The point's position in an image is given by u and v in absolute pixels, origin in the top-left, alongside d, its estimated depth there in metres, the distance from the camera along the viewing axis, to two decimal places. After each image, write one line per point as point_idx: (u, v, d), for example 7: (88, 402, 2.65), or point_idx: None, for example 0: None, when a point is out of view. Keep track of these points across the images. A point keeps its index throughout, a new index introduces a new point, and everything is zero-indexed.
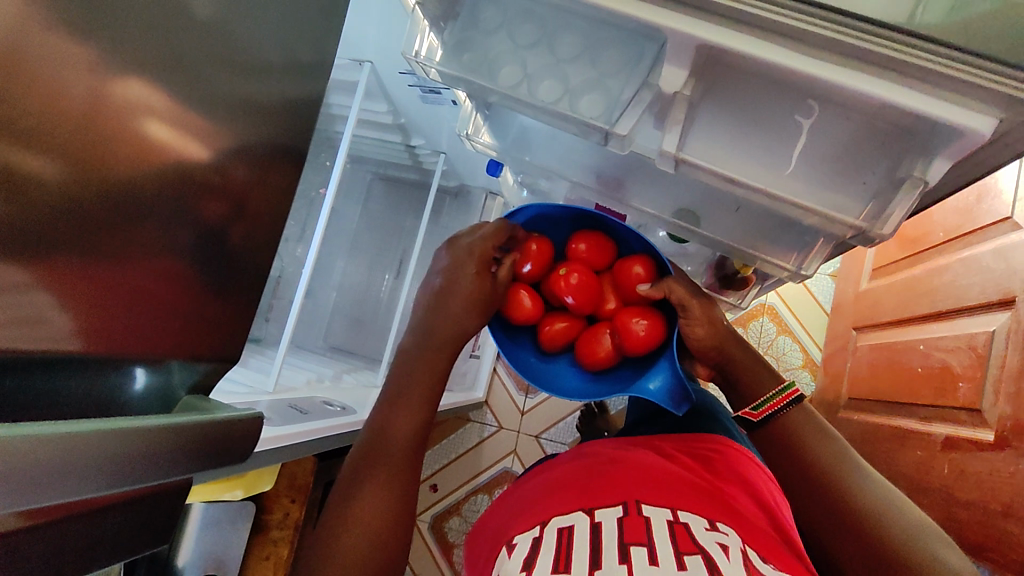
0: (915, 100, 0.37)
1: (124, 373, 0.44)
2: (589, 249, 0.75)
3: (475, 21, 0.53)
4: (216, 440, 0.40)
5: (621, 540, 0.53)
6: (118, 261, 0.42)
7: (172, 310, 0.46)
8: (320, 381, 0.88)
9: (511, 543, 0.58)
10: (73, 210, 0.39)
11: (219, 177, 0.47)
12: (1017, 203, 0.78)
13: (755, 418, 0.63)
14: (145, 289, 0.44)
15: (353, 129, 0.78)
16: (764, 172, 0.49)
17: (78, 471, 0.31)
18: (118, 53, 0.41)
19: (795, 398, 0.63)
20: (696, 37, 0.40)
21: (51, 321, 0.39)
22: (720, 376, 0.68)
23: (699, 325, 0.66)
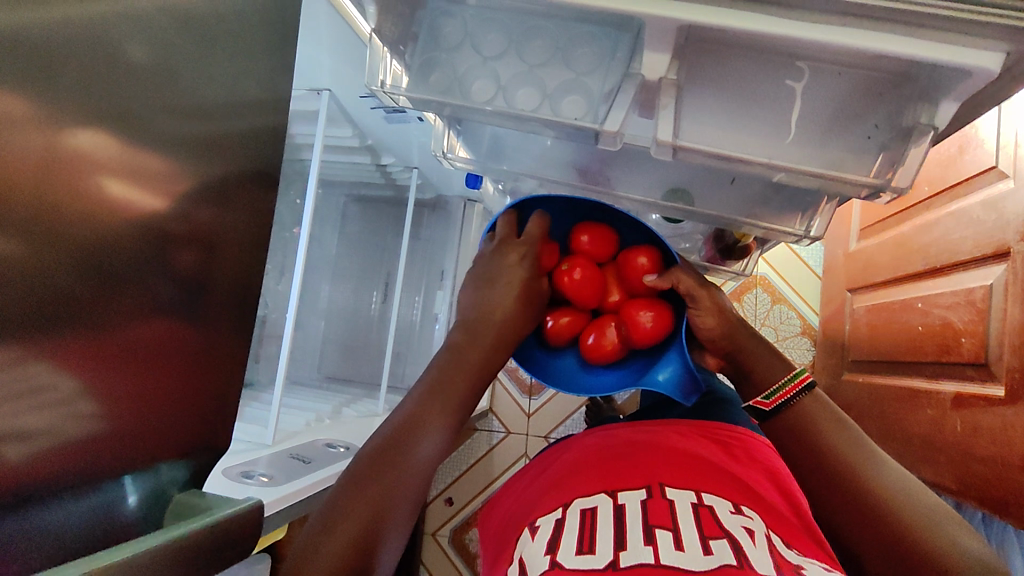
0: (937, 54, 0.34)
1: (114, 488, 0.39)
2: (592, 241, 0.72)
3: (436, 38, 0.47)
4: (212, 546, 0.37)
5: (645, 522, 0.52)
6: (111, 330, 0.37)
7: (173, 376, 0.42)
8: (320, 420, 0.86)
9: (533, 525, 0.56)
10: (54, 286, 0.33)
11: (188, 223, 0.42)
12: (1001, 152, 0.77)
13: (767, 408, 0.62)
14: (145, 354, 0.40)
15: (320, 159, 0.75)
16: (761, 145, 0.44)
17: None
18: (57, 99, 0.33)
19: (806, 384, 0.62)
20: (675, 20, 0.37)
21: (57, 386, 0.34)
22: (731, 367, 0.67)
23: (709, 315, 0.65)
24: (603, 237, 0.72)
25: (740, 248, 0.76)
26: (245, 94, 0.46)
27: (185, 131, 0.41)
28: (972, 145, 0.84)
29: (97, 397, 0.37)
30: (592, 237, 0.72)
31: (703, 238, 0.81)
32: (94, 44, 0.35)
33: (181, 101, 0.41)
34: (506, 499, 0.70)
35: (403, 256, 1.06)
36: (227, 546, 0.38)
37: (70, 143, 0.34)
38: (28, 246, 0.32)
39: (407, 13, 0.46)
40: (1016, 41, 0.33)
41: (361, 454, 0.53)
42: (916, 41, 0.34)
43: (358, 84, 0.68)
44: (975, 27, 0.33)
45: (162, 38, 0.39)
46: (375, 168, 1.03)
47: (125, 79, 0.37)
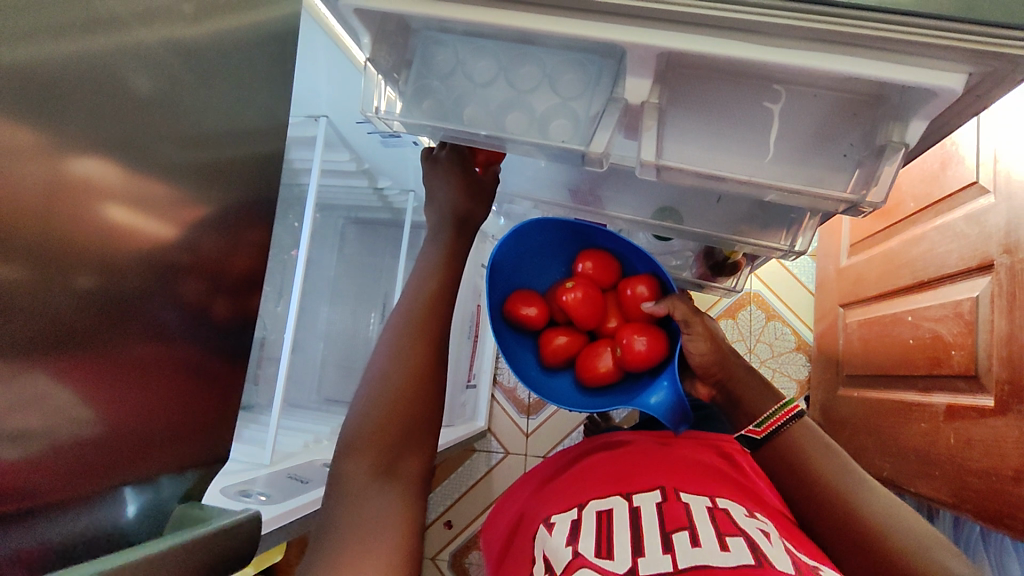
0: (902, 75, 0.35)
1: (115, 498, 0.38)
2: (596, 266, 0.75)
3: (429, 65, 0.49)
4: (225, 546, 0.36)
5: (662, 528, 0.52)
6: (110, 349, 0.38)
7: (170, 393, 0.42)
8: (319, 441, 0.86)
9: (550, 523, 0.58)
10: (48, 312, 0.34)
11: (192, 254, 0.44)
12: (981, 167, 0.79)
13: (758, 435, 0.66)
14: (142, 379, 0.40)
15: (318, 183, 0.77)
16: (743, 162, 0.45)
17: None
18: (59, 131, 0.34)
19: (796, 413, 0.65)
20: (653, 46, 0.38)
21: (57, 397, 0.35)
22: (723, 395, 0.69)
23: (701, 340, 0.67)
24: (607, 266, 0.75)
25: (729, 265, 0.78)
26: (243, 121, 0.47)
27: (186, 157, 0.43)
28: (953, 162, 0.86)
29: (94, 415, 0.37)
30: (596, 264, 0.75)
31: (694, 255, 0.82)
32: (98, 77, 0.37)
33: (180, 130, 0.42)
34: (520, 506, 0.71)
35: (400, 277, 1.08)
36: (220, 556, 0.35)
37: (75, 174, 0.35)
38: (30, 271, 0.33)
39: (400, 40, 0.48)
40: (975, 65, 0.35)
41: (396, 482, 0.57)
42: (887, 60, 0.35)
43: (355, 110, 0.70)
44: (935, 51, 0.34)
45: (164, 69, 0.41)
46: (372, 191, 1.05)
47: (128, 103, 0.39)
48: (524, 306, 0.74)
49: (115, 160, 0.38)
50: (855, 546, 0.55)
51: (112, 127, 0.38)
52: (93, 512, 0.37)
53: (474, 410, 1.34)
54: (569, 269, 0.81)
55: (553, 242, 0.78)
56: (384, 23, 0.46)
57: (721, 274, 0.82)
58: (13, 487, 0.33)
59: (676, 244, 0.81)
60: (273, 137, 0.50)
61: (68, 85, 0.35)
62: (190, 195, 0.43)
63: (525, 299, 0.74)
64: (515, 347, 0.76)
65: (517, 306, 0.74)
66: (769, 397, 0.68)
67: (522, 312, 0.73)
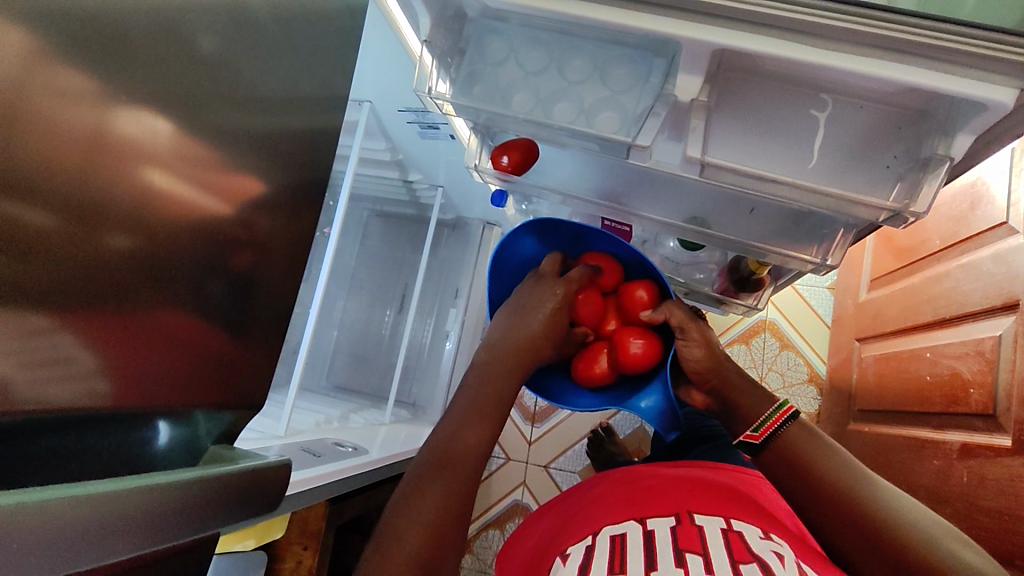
0: (957, 87, 0.36)
1: (148, 427, 0.41)
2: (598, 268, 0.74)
3: (482, 53, 0.51)
4: (246, 487, 0.38)
5: (675, 547, 0.52)
6: (146, 303, 0.39)
7: (201, 357, 0.43)
8: (329, 423, 0.86)
9: (564, 553, 0.56)
10: (85, 264, 0.35)
11: (245, 230, 0.45)
12: (1011, 208, 0.80)
13: (757, 440, 0.62)
14: (161, 350, 0.41)
15: (355, 167, 0.78)
16: (785, 168, 0.46)
17: (119, 528, 0.30)
18: (122, 85, 0.37)
19: (790, 414, 0.63)
20: (711, 43, 0.39)
21: (77, 359, 0.36)
22: (717, 403, 0.68)
23: (696, 347, 0.67)
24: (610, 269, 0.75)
25: (753, 281, 0.79)
26: (301, 90, 0.49)
27: (243, 120, 0.44)
28: (984, 202, 0.86)
29: (110, 387, 0.38)
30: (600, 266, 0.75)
31: (717, 268, 0.84)
32: (167, 32, 0.39)
33: (238, 89, 0.44)
34: (533, 529, 0.70)
35: (422, 270, 1.09)
36: (243, 490, 0.38)
37: (123, 128, 0.37)
38: (64, 222, 0.34)
39: (456, 27, 0.50)
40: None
41: (418, 461, 0.58)
42: (931, 69, 0.37)
43: (399, 98, 0.71)
44: (983, 62, 0.36)
45: (230, 27, 0.42)
46: (402, 184, 1.05)
47: (193, 59, 0.41)
48: None
49: (173, 117, 0.40)
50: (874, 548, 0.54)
51: (173, 85, 0.40)
52: (118, 450, 0.39)
53: None
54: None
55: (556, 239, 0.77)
56: (444, 8, 0.48)
57: (743, 290, 0.82)
58: (30, 427, 0.34)
59: (701, 254, 0.83)
60: (325, 107, 0.51)
61: (136, 39, 0.37)
62: (242, 159, 0.45)
63: None
64: None
65: None
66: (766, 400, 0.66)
67: None
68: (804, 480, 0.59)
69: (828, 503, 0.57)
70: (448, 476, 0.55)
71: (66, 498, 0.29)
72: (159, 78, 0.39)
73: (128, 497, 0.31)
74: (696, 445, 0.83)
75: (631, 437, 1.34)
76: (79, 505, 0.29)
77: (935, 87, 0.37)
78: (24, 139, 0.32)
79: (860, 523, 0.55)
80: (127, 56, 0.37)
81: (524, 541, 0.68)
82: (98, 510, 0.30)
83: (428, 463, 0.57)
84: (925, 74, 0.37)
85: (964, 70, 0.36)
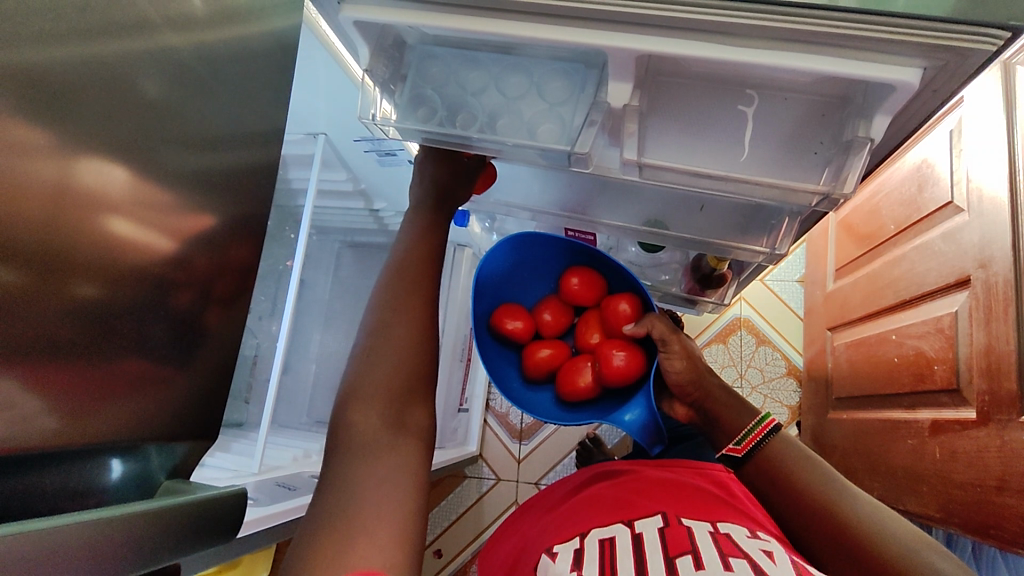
0: (869, 70, 0.38)
1: (99, 463, 0.41)
2: (581, 284, 0.76)
3: (423, 77, 0.52)
4: (200, 518, 0.39)
5: (665, 551, 0.51)
6: (105, 350, 0.40)
7: (150, 389, 0.43)
8: (308, 456, 0.85)
9: (551, 552, 0.55)
10: (45, 315, 0.37)
11: (183, 268, 0.45)
12: (955, 187, 0.83)
13: (739, 453, 0.65)
14: (113, 391, 0.41)
15: (314, 198, 0.79)
16: (720, 161, 0.48)
17: (58, 564, 0.31)
18: (72, 135, 0.38)
19: (773, 427, 0.65)
20: (636, 49, 0.41)
21: (19, 406, 0.36)
22: (700, 415, 0.71)
23: (678, 359, 0.69)
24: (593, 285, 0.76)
25: (717, 278, 0.80)
26: (248, 125, 0.50)
27: (188, 160, 0.45)
28: (930, 183, 0.89)
29: (59, 434, 0.38)
30: (582, 281, 0.76)
31: (682, 268, 0.85)
32: (106, 77, 0.40)
33: (182, 129, 0.44)
34: (511, 534, 0.70)
35: None
36: (202, 519, 0.39)
37: (82, 183, 0.38)
38: (29, 275, 0.36)
39: (396, 55, 0.51)
40: (928, 59, 0.38)
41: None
42: (838, 55, 0.39)
43: (352, 128, 0.72)
44: (887, 46, 0.38)
45: (167, 69, 0.43)
46: (368, 213, 1.06)
47: (132, 101, 0.41)
48: (511, 319, 0.75)
49: (126, 164, 0.41)
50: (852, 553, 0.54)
51: (115, 128, 0.40)
52: (69, 488, 0.39)
53: (467, 433, 1.33)
54: (556, 283, 0.82)
55: (542, 258, 0.79)
56: (382, 38, 0.49)
57: (708, 287, 0.84)
58: None
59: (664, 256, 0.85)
60: (271, 140, 0.52)
61: (78, 85, 0.38)
62: (189, 197, 0.45)
63: (511, 312, 0.75)
64: (498, 361, 0.77)
65: (503, 319, 0.75)
66: (747, 413, 0.68)
67: (507, 325, 0.75)
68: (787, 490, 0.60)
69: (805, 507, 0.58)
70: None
71: (36, 529, 0.30)
72: (101, 125, 0.39)
73: (75, 529, 0.32)
74: (675, 445, 0.85)
75: (618, 447, 1.34)
76: (16, 539, 0.29)
77: (846, 72, 0.39)
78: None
79: (834, 528, 0.56)
80: (64, 103, 0.37)
81: (502, 545, 0.68)
82: (39, 546, 0.30)
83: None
84: (836, 61, 0.39)
85: (871, 54, 0.38)
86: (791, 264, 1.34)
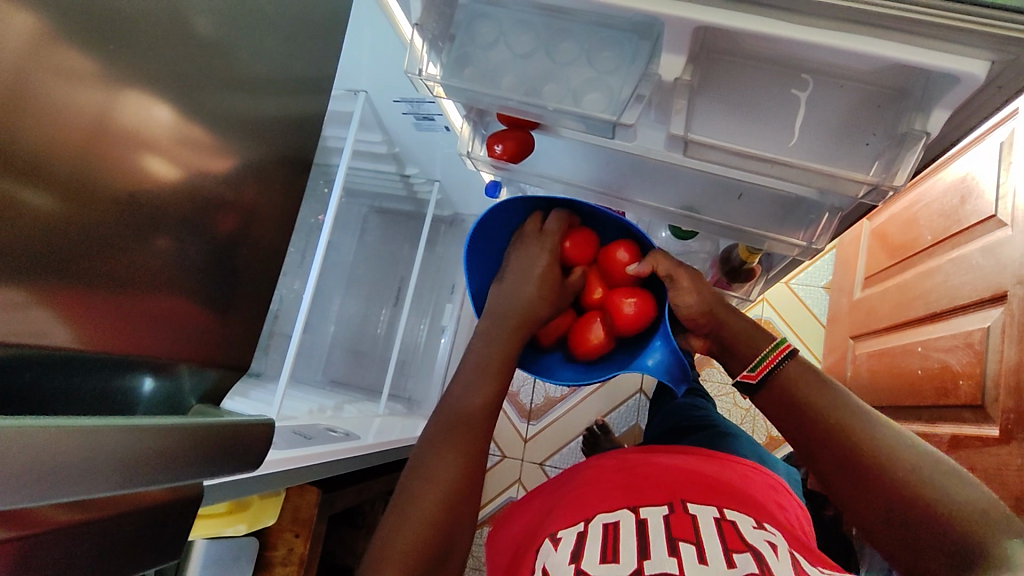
0: (934, 59, 0.38)
1: (133, 377, 0.43)
2: (573, 244, 0.69)
3: (471, 37, 0.51)
4: (227, 440, 0.41)
5: (668, 535, 0.51)
6: (134, 282, 0.40)
7: (184, 322, 0.44)
8: (323, 411, 0.86)
9: (555, 537, 0.55)
10: (75, 233, 0.37)
11: (222, 202, 0.45)
12: (1000, 201, 0.81)
13: (754, 379, 0.57)
14: (150, 320, 0.42)
15: (349, 156, 0.79)
16: (766, 146, 0.47)
17: (95, 467, 0.32)
18: (119, 64, 0.38)
19: (790, 351, 0.57)
20: (694, 20, 0.40)
21: (50, 333, 0.36)
22: (715, 344, 0.63)
23: (688, 294, 0.61)
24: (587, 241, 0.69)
25: (745, 271, 0.79)
26: (295, 71, 0.50)
27: (236, 98, 0.45)
28: (973, 196, 0.87)
29: (82, 345, 0.38)
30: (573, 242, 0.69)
31: (710, 259, 0.85)
32: (161, 6, 0.40)
33: (231, 68, 0.45)
34: (519, 514, 0.70)
35: (418, 265, 1.08)
36: (225, 435, 0.41)
37: (126, 116, 0.39)
38: (63, 204, 0.36)
39: (447, 13, 0.50)
40: (997, 53, 0.37)
41: (432, 425, 0.58)
42: (902, 42, 0.38)
43: (393, 89, 0.72)
44: (957, 35, 0.37)
45: (225, 8, 0.43)
46: (399, 179, 1.06)
47: (186, 34, 0.41)
48: None
49: (170, 100, 0.41)
50: (867, 483, 0.49)
51: (171, 63, 0.41)
52: (102, 395, 0.41)
53: None
54: None
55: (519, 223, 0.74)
56: None
57: (737, 281, 0.82)
58: (21, 362, 0.36)
59: (693, 244, 0.84)
60: (317, 88, 0.52)
61: (134, 13, 0.38)
62: (232, 136, 0.45)
63: None
64: None
65: None
66: (764, 339, 0.60)
67: None
68: (808, 430, 0.54)
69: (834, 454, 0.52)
70: (461, 437, 0.56)
71: (75, 426, 0.31)
72: (153, 55, 0.40)
73: (111, 436, 0.33)
74: (691, 432, 0.85)
75: (626, 435, 1.34)
76: (57, 439, 0.30)
77: (909, 59, 0.38)
78: (26, 123, 0.34)
79: (854, 459, 0.50)
80: (116, 31, 0.37)
81: (512, 524, 0.68)
82: (76, 445, 0.31)
83: (439, 426, 0.57)
84: (899, 47, 0.38)
85: (941, 39, 0.37)
86: (819, 269, 1.31)
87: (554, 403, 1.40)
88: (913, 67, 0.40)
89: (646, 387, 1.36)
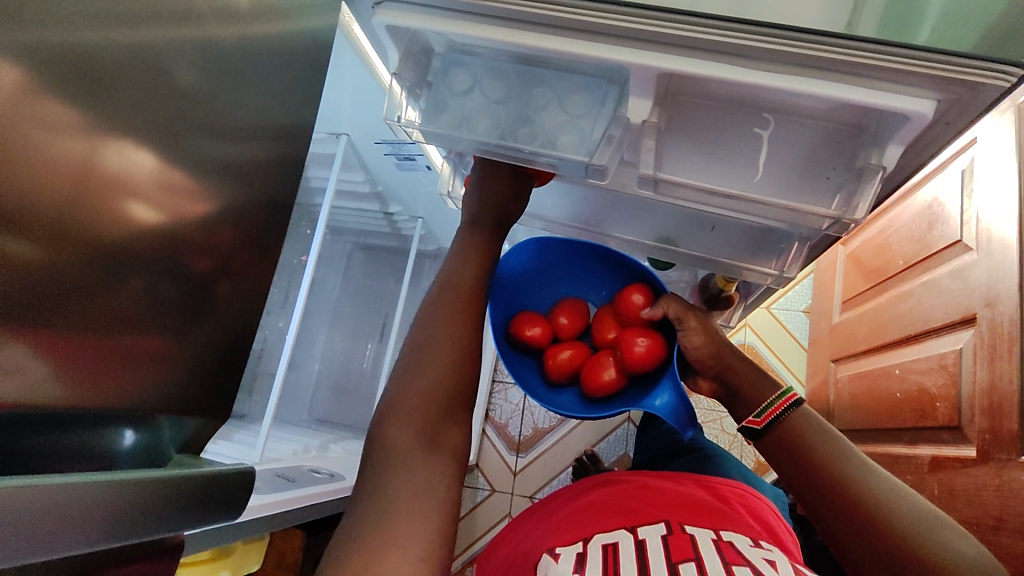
0: (886, 100, 0.40)
1: (114, 432, 0.43)
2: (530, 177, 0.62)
3: (447, 83, 0.53)
4: (208, 492, 0.41)
5: (668, 556, 0.51)
6: (116, 326, 0.41)
7: (164, 368, 0.44)
8: (307, 451, 0.85)
9: (554, 552, 0.54)
10: (54, 276, 0.37)
11: (201, 249, 0.46)
12: (964, 227, 0.84)
13: (759, 426, 0.59)
14: (133, 362, 0.42)
15: (332, 198, 0.80)
16: (733, 180, 0.50)
17: (73, 522, 0.32)
18: (104, 117, 0.39)
19: (795, 402, 0.59)
20: (659, 68, 0.43)
21: (29, 370, 0.36)
22: (722, 388, 0.66)
23: (696, 335, 0.65)
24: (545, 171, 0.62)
25: (723, 300, 0.80)
26: (276, 119, 0.51)
27: (216, 147, 0.46)
28: (940, 221, 0.90)
29: (60, 393, 0.38)
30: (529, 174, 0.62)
31: (690, 288, 0.87)
32: (145, 62, 0.41)
33: (214, 117, 0.46)
34: (508, 537, 0.69)
35: (402, 301, 1.09)
36: (204, 489, 0.40)
37: (107, 164, 0.39)
38: (43, 251, 0.36)
39: (423, 61, 0.52)
40: (941, 92, 0.40)
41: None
42: (856, 84, 0.40)
43: (374, 131, 0.74)
44: (901, 77, 0.39)
45: (208, 61, 0.44)
46: (382, 217, 1.07)
47: (170, 87, 0.42)
48: (528, 327, 0.73)
49: (153, 149, 0.42)
50: (863, 531, 0.50)
51: (154, 114, 0.42)
52: (79, 449, 0.41)
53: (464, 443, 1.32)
54: (568, 286, 0.81)
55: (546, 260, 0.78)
56: (412, 43, 0.50)
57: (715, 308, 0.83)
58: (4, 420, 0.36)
59: (672, 273, 0.86)
60: (298, 136, 0.54)
61: (118, 69, 0.39)
62: (214, 182, 0.46)
63: (529, 320, 0.74)
64: (518, 366, 0.75)
65: (522, 326, 0.73)
66: (770, 387, 0.62)
67: (526, 332, 0.73)
68: (808, 475, 0.55)
69: (831, 496, 0.53)
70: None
71: (72, 483, 0.32)
72: (138, 108, 0.41)
73: (89, 488, 0.33)
74: (678, 455, 0.86)
75: (615, 465, 1.34)
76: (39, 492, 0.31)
77: (865, 101, 0.40)
78: (16, 172, 0.35)
79: (853, 505, 0.51)
80: (103, 87, 0.39)
81: (498, 548, 0.67)
82: (59, 497, 0.32)
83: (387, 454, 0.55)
84: (852, 89, 0.40)
85: (889, 80, 0.40)
86: (797, 294, 1.34)
87: (543, 434, 1.39)
88: (867, 107, 0.42)
89: (633, 415, 1.37)
